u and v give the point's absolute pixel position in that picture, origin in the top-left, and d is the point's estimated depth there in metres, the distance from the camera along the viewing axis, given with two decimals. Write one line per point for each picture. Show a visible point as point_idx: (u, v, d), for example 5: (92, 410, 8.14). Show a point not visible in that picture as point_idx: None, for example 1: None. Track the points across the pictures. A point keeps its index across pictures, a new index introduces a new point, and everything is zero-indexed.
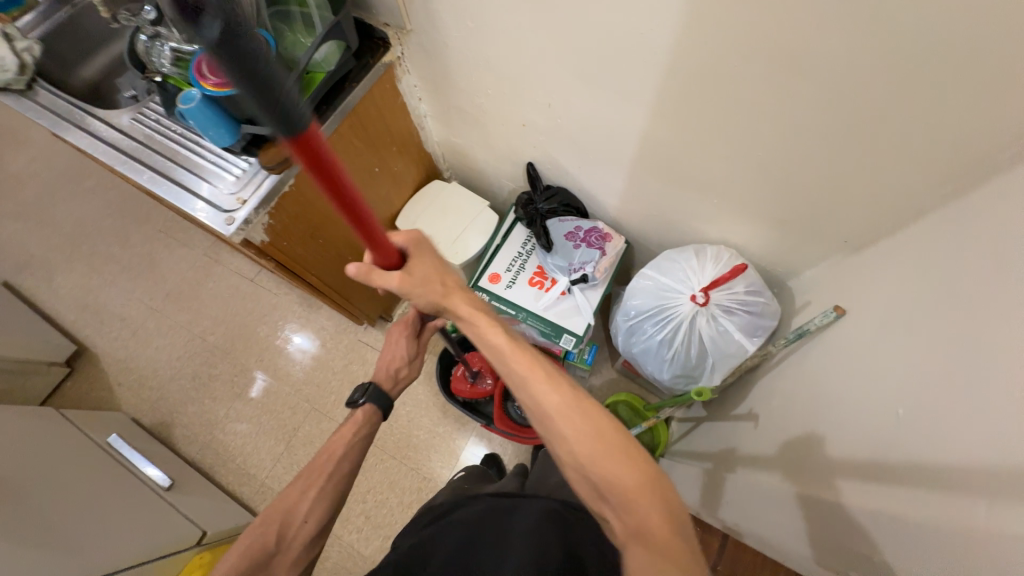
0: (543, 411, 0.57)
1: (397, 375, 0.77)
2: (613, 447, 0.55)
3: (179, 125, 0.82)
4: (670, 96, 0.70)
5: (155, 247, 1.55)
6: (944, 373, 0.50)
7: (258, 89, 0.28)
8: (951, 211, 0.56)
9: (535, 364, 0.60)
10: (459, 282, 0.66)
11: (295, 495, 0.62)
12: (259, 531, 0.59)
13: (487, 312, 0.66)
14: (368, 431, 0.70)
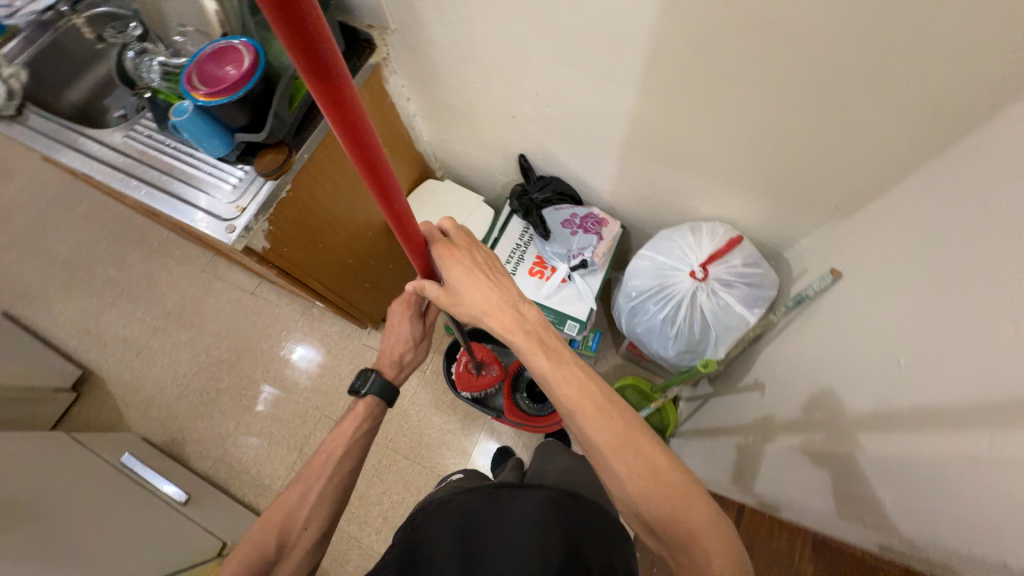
0: (594, 445, 0.56)
1: (401, 360, 0.79)
2: (673, 490, 0.53)
3: (172, 139, 0.84)
4: (657, 77, 0.68)
5: (153, 267, 1.66)
6: (921, 327, 0.51)
7: None
8: (934, 168, 0.57)
9: (582, 395, 0.58)
10: (509, 298, 0.63)
11: (292, 501, 0.65)
12: (260, 536, 0.63)
13: (537, 331, 0.63)
14: (369, 426, 0.73)
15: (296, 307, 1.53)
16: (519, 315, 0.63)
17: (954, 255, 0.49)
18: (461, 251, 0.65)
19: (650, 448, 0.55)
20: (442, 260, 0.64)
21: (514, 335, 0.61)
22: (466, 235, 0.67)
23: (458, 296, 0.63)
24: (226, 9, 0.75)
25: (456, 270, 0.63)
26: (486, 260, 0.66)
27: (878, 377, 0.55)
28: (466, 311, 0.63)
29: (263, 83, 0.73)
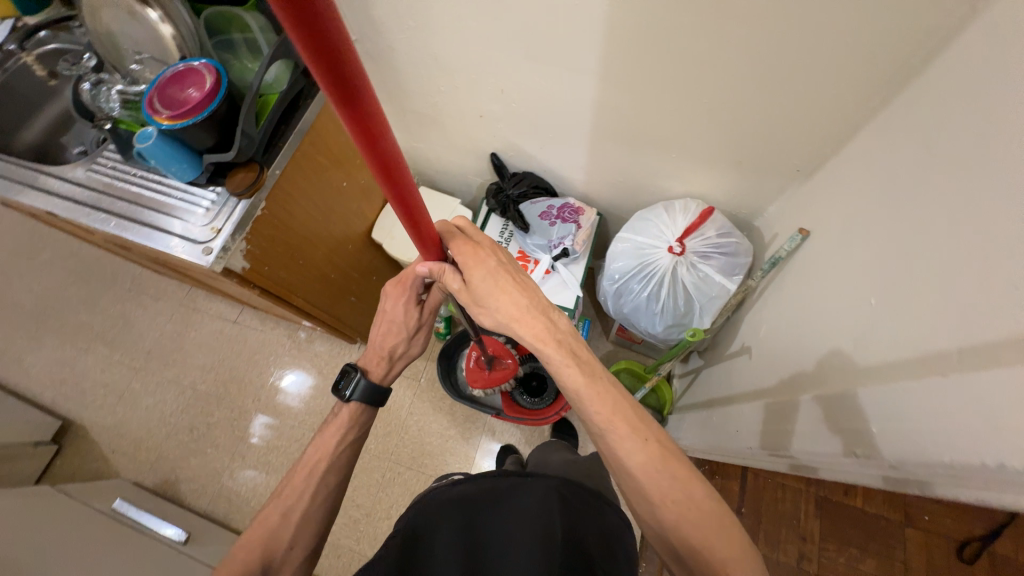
0: (626, 466, 0.56)
1: (392, 353, 0.77)
2: (707, 520, 0.53)
3: (138, 168, 0.82)
4: (615, 61, 0.71)
5: (128, 307, 1.61)
6: (884, 269, 0.54)
7: None
8: (884, 119, 0.61)
9: (616, 413, 0.58)
10: (538, 306, 0.62)
11: (275, 521, 0.65)
12: (244, 558, 0.62)
13: (567, 342, 0.62)
14: (355, 436, 0.72)
15: (282, 331, 1.51)
16: (550, 323, 0.62)
17: (909, 197, 0.52)
18: (483, 250, 0.63)
19: (686, 473, 0.56)
20: (464, 260, 0.62)
21: (544, 344, 0.61)
22: (487, 235, 0.66)
23: (482, 301, 0.62)
24: (184, 34, 0.75)
25: (480, 271, 0.62)
26: (509, 261, 0.64)
27: (851, 320, 0.57)
28: (490, 316, 0.63)
29: (226, 102, 0.73)
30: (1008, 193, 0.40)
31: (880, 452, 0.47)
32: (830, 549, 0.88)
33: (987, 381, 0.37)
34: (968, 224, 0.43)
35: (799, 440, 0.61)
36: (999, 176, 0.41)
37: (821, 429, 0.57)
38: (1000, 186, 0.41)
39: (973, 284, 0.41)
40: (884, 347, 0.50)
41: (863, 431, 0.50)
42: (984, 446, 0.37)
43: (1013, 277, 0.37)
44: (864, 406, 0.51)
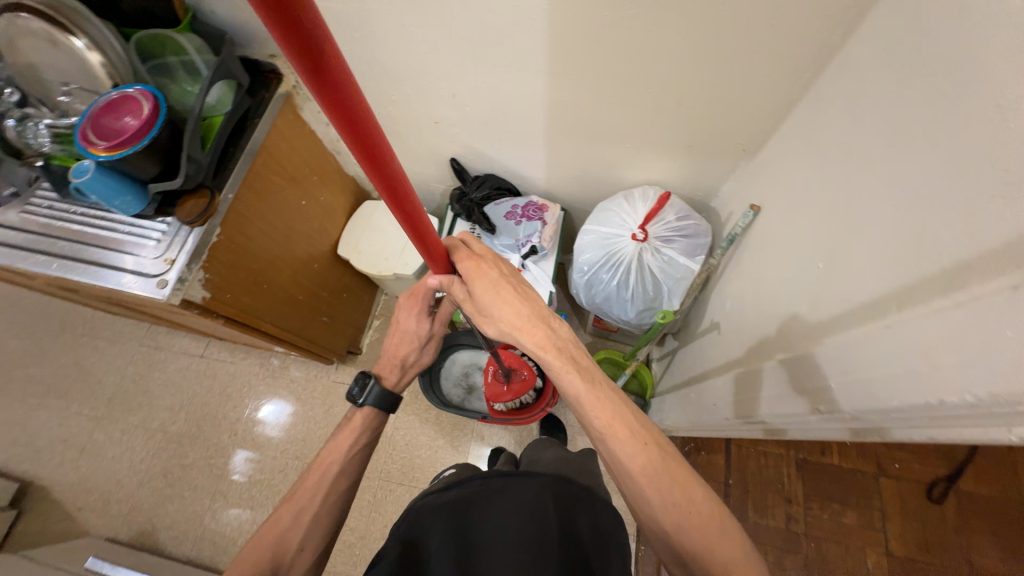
0: (627, 470, 0.57)
1: (404, 362, 0.78)
2: (706, 523, 0.54)
3: (77, 205, 0.78)
4: (561, 59, 0.72)
5: (82, 354, 1.52)
6: (826, 234, 0.57)
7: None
8: (814, 94, 0.65)
9: (617, 417, 0.59)
10: (540, 315, 0.63)
11: (286, 521, 0.63)
12: (253, 560, 0.60)
13: (569, 349, 0.63)
14: (367, 440, 0.72)
15: (255, 360, 1.46)
16: (551, 332, 0.63)
17: (842, 164, 0.56)
18: (486, 263, 0.64)
19: (684, 475, 0.57)
20: (467, 273, 0.64)
21: (544, 352, 0.61)
22: (489, 248, 0.66)
23: (486, 312, 0.63)
24: (114, 61, 0.72)
25: (483, 283, 0.63)
26: (511, 272, 0.65)
27: (803, 284, 0.61)
28: (494, 324, 0.63)
29: (168, 128, 0.70)
30: (923, 151, 0.43)
31: (830, 405, 0.50)
32: (815, 508, 1.08)
33: (911, 330, 0.40)
34: (893, 184, 0.47)
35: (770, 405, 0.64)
36: (916, 136, 0.44)
37: (780, 392, 0.60)
38: (917, 145, 0.44)
39: (900, 238, 0.44)
40: (831, 306, 0.53)
41: (818, 389, 0.53)
42: (917, 392, 0.38)
43: (931, 227, 0.41)
44: (814, 364, 0.53)
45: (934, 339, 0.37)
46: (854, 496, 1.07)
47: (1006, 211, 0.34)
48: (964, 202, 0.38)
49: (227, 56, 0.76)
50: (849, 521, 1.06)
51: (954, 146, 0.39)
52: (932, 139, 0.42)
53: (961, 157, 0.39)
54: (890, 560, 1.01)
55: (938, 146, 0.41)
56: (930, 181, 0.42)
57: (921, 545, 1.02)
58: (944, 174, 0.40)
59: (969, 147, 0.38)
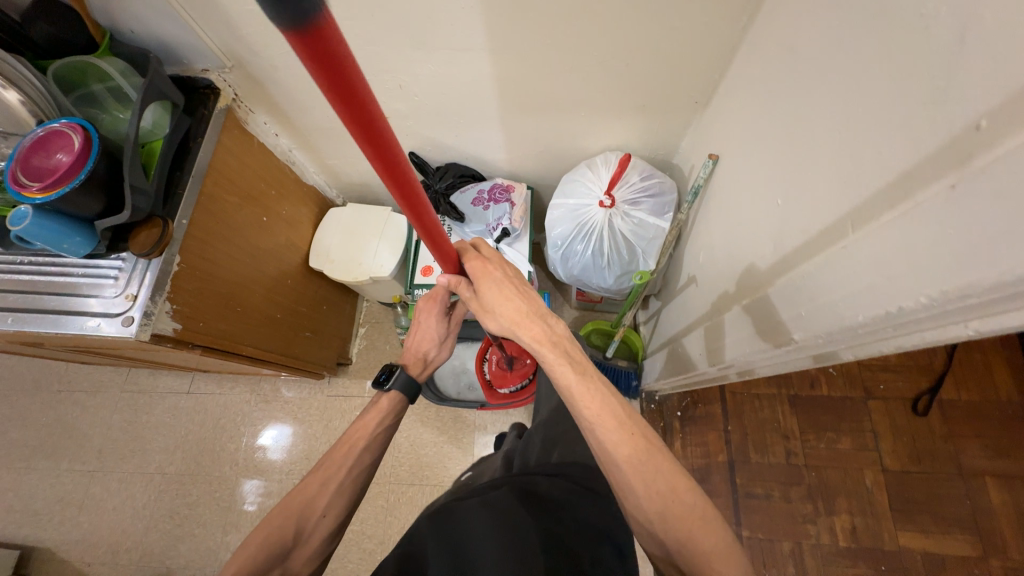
0: (611, 459, 0.57)
1: (425, 356, 0.80)
2: (689, 512, 0.56)
3: (23, 253, 0.74)
4: (502, 35, 0.71)
5: (63, 410, 1.46)
6: (781, 170, 0.58)
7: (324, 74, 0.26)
8: (753, 37, 0.66)
9: (606, 410, 0.59)
10: (538, 314, 0.63)
11: (313, 488, 0.63)
12: (279, 523, 0.59)
13: (565, 345, 0.63)
14: (390, 422, 0.72)
15: (244, 388, 1.43)
16: (548, 328, 0.63)
17: (787, 101, 0.57)
18: (492, 265, 0.66)
19: (668, 466, 0.58)
20: (474, 272, 0.65)
21: (540, 346, 0.62)
22: (497, 251, 0.69)
23: (487, 307, 0.64)
24: (34, 96, 0.67)
25: (487, 282, 0.64)
26: (515, 274, 0.66)
27: (766, 223, 0.62)
28: (494, 320, 0.64)
29: (104, 159, 0.67)
30: (858, 76, 0.44)
31: (795, 334, 0.51)
32: (811, 439, 1.11)
33: (863, 248, 0.41)
34: (833, 113, 0.48)
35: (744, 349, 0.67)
36: (847, 67, 0.46)
37: (750, 332, 0.62)
38: (852, 70, 0.45)
39: (843, 163, 0.46)
40: (793, 238, 0.54)
41: (779, 324, 0.55)
42: (876, 304, 0.40)
43: (869, 146, 0.42)
44: (777, 299, 0.55)
45: (882, 252, 0.39)
46: (846, 422, 1.12)
47: (933, 122, 0.35)
48: (898, 116, 0.39)
49: (155, 75, 0.72)
50: (845, 446, 1.10)
51: (884, 66, 0.41)
52: (864, 65, 0.43)
53: (892, 75, 0.40)
54: (887, 476, 1.07)
55: (869, 68, 0.43)
56: (868, 100, 0.43)
57: (914, 457, 1.07)
58: (878, 96, 0.41)
59: (897, 68, 0.39)
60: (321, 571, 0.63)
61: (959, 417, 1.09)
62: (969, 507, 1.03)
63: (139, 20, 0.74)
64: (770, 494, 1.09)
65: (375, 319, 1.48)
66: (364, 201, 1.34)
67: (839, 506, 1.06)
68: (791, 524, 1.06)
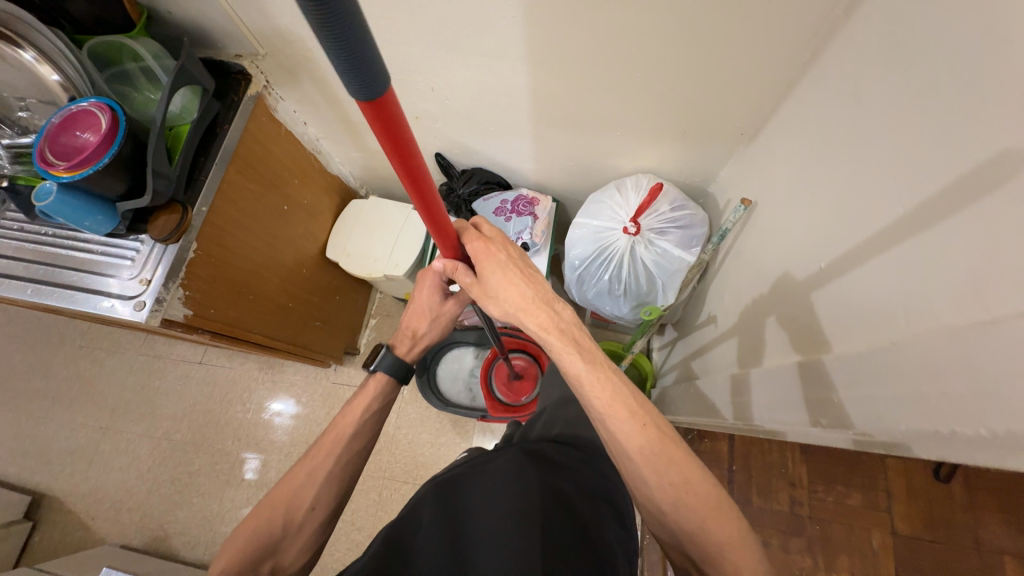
0: (622, 449, 0.54)
1: (414, 334, 0.75)
2: (704, 501, 0.53)
3: (48, 225, 0.75)
4: (542, 46, 0.67)
5: (82, 367, 1.52)
6: (828, 226, 0.54)
7: (337, 48, 0.27)
8: (813, 75, 0.61)
9: (617, 400, 0.55)
10: (545, 294, 0.59)
11: (299, 480, 0.61)
12: (267, 516, 0.58)
13: (573, 329, 0.58)
14: (379, 406, 0.68)
15: (253, 365, 1.45)
16: (554, 313, 0.58)
17: (845, 154, 0.53)
18: (494, 245, 0.61)
19: (684, 459, 0.54)
20: (476, 254, 0.61)
21: (547, 334, 0.57)
22: (500, 230, 0.64)
23: (490, 292, 0.59)
24: (71, 74, 0.67)
25: (491, 264, 0.60)
26: (520, 256, 0.62)
27: (806, 280, 0.58)
28: (497, 305, 0.60)
29: (129, 141, 0.66)
30: (947, 147, 0.39)
31: (849, 418, 0.47)
32: (820, 490, 1.05)
33: (943, 348, 0.37)
34: (907, 184, 0.43)
35: (761, 408, 0.63)
36: (932, 133, 0.41)
37: (785, 396, 0.58)
38: (940, 140, 0.40)
39: (910, 208, 0.43)
40: (834, 276, 0.53)
41: (823, 400, 0.51)
42: None
43: (953, 236, 0.38)
44: (826, 371, 0.51)
45: (967, 357, 0.34)
46: (857, 477, 1.04)
47: (1006, 171, 0.34)
48: (998, 210, 0.34)
49: (187, 59, 0.70)
50: (854, 503, 1.02)
51: (984, 147, 0.36)
52: (956, 140, 0.38)
53: (993, 159, 0.35)
54: (896, 540, 0.97)
55: (964, 144, 0.38)
56: (958, 179, 0.38)
57: (927, 523, 0.96)
58: (972, 178, 0.37)
59: (1001, 152, 0.34)
60: (315, 561, 0.62)
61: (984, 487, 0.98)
62: None
63: (177, 2, 0.73)
64: (768, 541, 1.05)
65: (387, 311, 1.47)
66: (386, 194, 1.33)
67: (839, 563, 0.99)
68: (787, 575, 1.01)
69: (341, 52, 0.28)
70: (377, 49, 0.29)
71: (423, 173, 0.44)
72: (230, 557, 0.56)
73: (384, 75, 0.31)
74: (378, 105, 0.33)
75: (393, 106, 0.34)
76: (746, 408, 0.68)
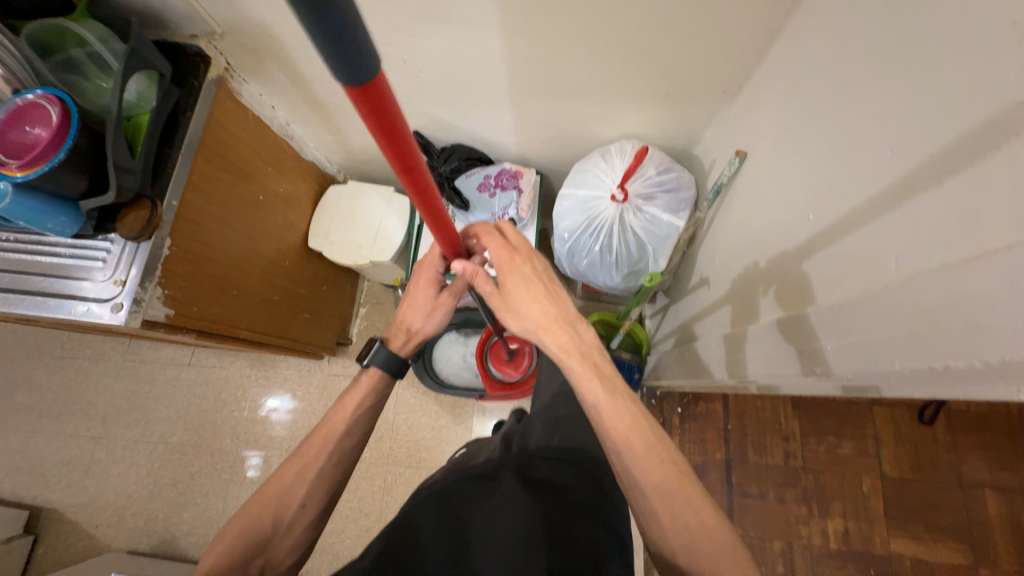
0: (639, 485, 0.54)
1: (410, 328, 0.74)
2: (718, 545, 0.51)
3: (8, 230, 0.71)
4: (516, 10, 0.64)
5: (66, 377, 1.48)
6: (820, 180, 0.54)
7: (321, 35, 0.25)
8: (796, 25, 0.59)
9: (634, 431, 0.55)
10: (569, 314, 0.59)
11: (289, 477, 0.60)
12: (255, 514, 0.58)
13: (593, 354, 0.59)
14: (372, 402, 0.68)
15: (244, 362, 1.42)
16: (576, 335, 0.59)
17: (834, 104, 0.52)
18: (520, 257, 0.60)
19: (700, 499, 0.54)
20: (500, 263, 0.60)
21: (567, 356, 0.58)
22: (525, 240, 0.63)
23: (511, 306, 0.59)
24: (12, 64, 0.61)
25: (514, 277, 0.59)
26: (545, 271, 0.61)
27: (798, 235, 0.58)
28: (517, 321, 0.59)
29: (85, 134, 0.62)
30: (939, 89, 0.39)
31: (834, 367, 0.48)
32: (812, 441, 1.08)
33: (935, 290, 0.37)
34: (896, 132, 0.43)
35: (755, 365, 0.65)
36: (922, 76, 0.40)
37: (777, 351, 0.59)
38: (933, 82, 0.39)
39: (904, 154, 0.42)
40: (824, 231, 0.53)
41: (814, 350, 0.52)
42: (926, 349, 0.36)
43: (943, 180, 0.38)
44: (817, 324, 0.52)
45: (961, 297, 0.35)
46: (847, 426, 1.08)
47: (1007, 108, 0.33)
48: (988, 149, 0.34)
49: (138, 41, 0.65)
50: (845, 451, 1.06)
51: (976, 86, 0.35)
52: (954, 75, 0.37)
53: (984, 98, 0.35)
54: (886, 483, 1.03)
55: (955, 82, 0.37)
56: (954, 117, 0.37)
57: (913, 465, 1.03)
58: (963, 119, 0.36)
59: (997, 89, 0.34)
60: (305, 559, 0.62)
61: (966, 427, 1.03)
62: (967, 518, 0.99)
63: None
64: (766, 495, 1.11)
65: (376, 299, 1.45)
66: (365, 178, 1.29)
67: (834, 509, 1.04)
68: (783, 524, 1.05)
69: (325, 37, 0.26)
70: (366, 33, 0.27)
71: (420, 163, 0.43)
72: (220, 557, 0.56)
73: (372, 57, 0.29)
74: (366, 91, 0.31)
75: (385, 94, 0.32)
76: (740, 367, 0.69)
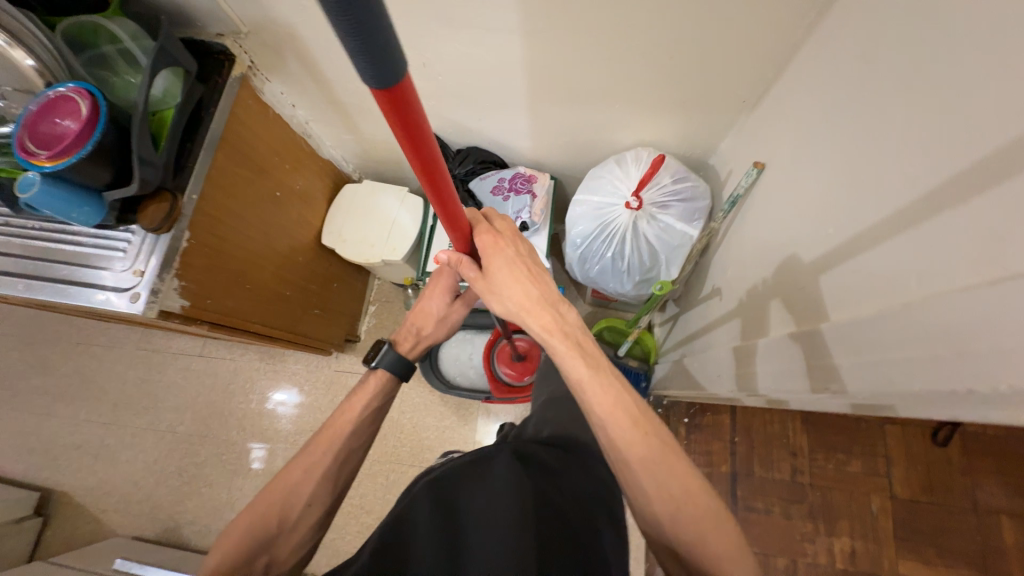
0: (623, 457, 0.53)
1: (420, 332, 0.76)
2: (702, 512, 0.51)
3: (34, 219, 0.73)
4: (537, 16, 0.65)
5: (81, 363, 1.51)
6: (839, 194, 0.53)
7: (353, 39, 0.26)
8: (819, 37, 0.59)
9: (618, 406, 0.54)
10: (551, 295, 0.59)
11: (296, 476, 0.60)
12: (261, 512, 0.58)
13: (576, 333, 0.59)
14: (379, 404, 0.68)
15: (254, 355, 1.44)
16: (559, 316, 0.59)
17: (855, 117, 0.51)
18: (504, 241, 0.61)
19: (683, 470, 0.53)
20: (483, 248, 0.61)
21: (550, 336, 0.57)
22: (511, 225, 0.64)
23: (495, 287, 0.59)
24: (45, 57, 0.63)
25: (498, 259, 0.60)
26: (528, 254, 0.61)
27: (814, 248, 0.58)
28: (502, 302, 0.60)
29: (112, 128, 0.63)
30: (966, 106, 0.38)
31: (848, 385, 0.48)
32: (820, 458, 1.06)
33: (958, 309, 0.36)
34: (918, 146, 0.43)
35: (764, 378, 0.64)
36: (948, 92, 0.40)
37: (790, 365, 0.59)
38: (958, 98, 0.39)
39: (927, 170, 0.41)
40: (842, 245, 0.52)
41: (829, 366, 0.51)
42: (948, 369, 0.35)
43: (968, 197, 0.37)
44: (832, 339, 0.51)
45: (986, 317, 0.34)
46: (858, 444, 1.06)
47: None
48: (1015, 167, 0.33)
49: (166, 38, 0.67)
50: (855, 469, 1.04)
51: (1005, 103, 0.35)
52: (980, 91, 0.37)
53: (1012, 116, 0.34)
54: (896, 503, 1.01)
55: (981, 99, 0.37)
56: (979, 135, 0.37)
57: (926, 487, 1.01)
58: (993, 134, 0.35)
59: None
60: (308, 557, 0.62)
61: (981, 450, 1.01)
62: (979, 543, 0.96)
63: None
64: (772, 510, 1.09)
65: (386, 297, 1.46)
66: (380, 178, 1.30)
67: (840, 527, 1.02)
68: (788, 541, 1.03)
69: (356, 43, 0.26)
70: (397, 41, 0.28)
71: (439, 164, 0.43)
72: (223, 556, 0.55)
73: (399, 62, 0.29)
74: (391, 94, 0.31)
75: (409, 97, 0.32)
76: (750, 379, 0.69)
